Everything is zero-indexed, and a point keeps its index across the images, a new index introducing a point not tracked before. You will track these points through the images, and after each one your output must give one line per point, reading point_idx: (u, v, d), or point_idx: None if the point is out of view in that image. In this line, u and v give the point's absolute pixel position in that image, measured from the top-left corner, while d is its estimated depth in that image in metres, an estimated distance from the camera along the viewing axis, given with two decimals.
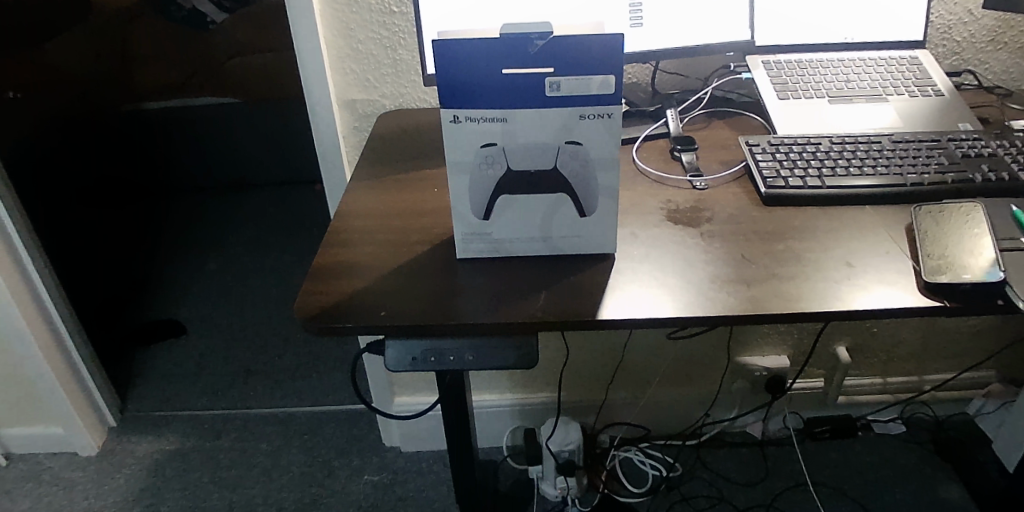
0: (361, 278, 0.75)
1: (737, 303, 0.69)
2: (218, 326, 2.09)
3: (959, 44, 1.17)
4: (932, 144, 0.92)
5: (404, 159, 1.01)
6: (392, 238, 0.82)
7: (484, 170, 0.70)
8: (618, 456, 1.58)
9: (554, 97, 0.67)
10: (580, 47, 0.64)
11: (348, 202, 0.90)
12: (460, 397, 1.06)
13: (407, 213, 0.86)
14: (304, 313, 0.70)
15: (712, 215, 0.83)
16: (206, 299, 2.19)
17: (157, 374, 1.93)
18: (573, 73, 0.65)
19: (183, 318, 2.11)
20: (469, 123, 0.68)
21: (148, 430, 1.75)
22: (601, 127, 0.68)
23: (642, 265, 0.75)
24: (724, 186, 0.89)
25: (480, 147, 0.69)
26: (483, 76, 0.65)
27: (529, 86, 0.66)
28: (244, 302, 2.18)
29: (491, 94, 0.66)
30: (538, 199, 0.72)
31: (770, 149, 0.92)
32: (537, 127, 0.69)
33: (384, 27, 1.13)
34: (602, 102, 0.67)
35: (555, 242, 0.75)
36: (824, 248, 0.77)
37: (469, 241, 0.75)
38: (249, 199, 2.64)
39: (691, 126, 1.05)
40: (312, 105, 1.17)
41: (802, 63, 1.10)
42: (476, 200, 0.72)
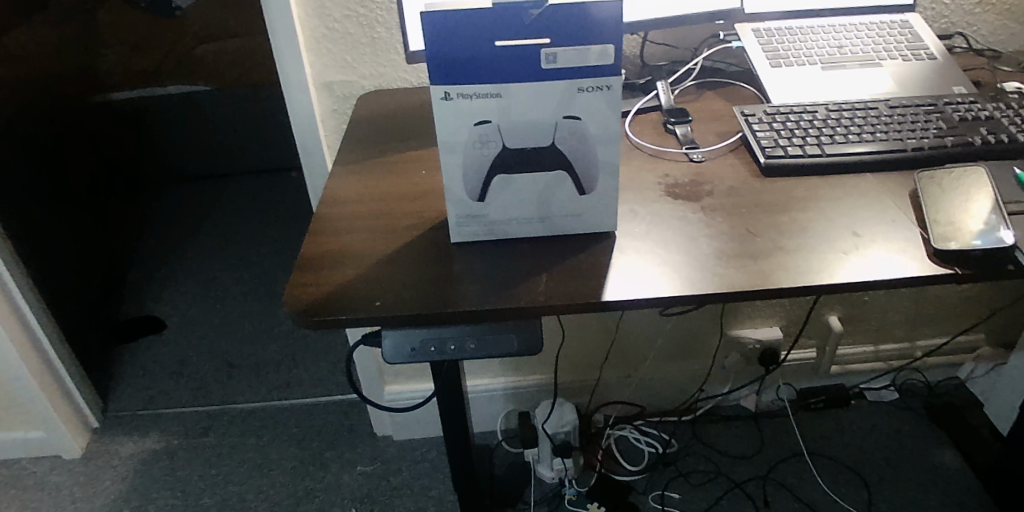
0: (354, 266, 0.72)
1: (744, 279, 0.67)
2: (200, 321, 2.04)
3: (947, 7, 1.15)
4: (929, 108, 0.91)
5: (387, 141, 0.97)
6: (383, 223, 0.78)
7: (477, 151, 0.67)
8: (613, 435, 1.58)
9: (551, 70, 0.62)
10: (577, 15, 0.59)
11: (331, 188, 0.86)
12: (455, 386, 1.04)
13: (395, 197, 0.83)
14: (296, 306, 0.68)
15: (711, 188, 0.81)
16: (187, 294, 2.14)
17: (141, 374, 1.89)
18: (570, 43, 0.61)
19: (163, 315, 2.07)
20: (461, 100, 0.64)
21: (134, 430, 1.72)
22: (600, 100, 0.64)
23: (645, 242, 0.72)
24: (721, 158, 0.87)
25: (473, 125, 0.65)
26: (477, 50, 0.61)
27: (526, 58, 0.61)
28: (225, 295, 2.13)
29: (485, 68, 0.62)
30: (536, 177, 0.68)
31: (766, 118, 0.89)
32: (532, 103, 0.64)
33: (361, 4, 1.08)
34: (601, 73, 0.62)
35: (553, 222, 0.72)
36: (829, 218, 0.75)
37: (464, 224, 0.72)
38: (221, 188, 2.58)
39: (682, 98, 1.02)
40: (288, 88, 1.13)
41: (791, 29, 1.07)
42: (471, 181, 0.68)
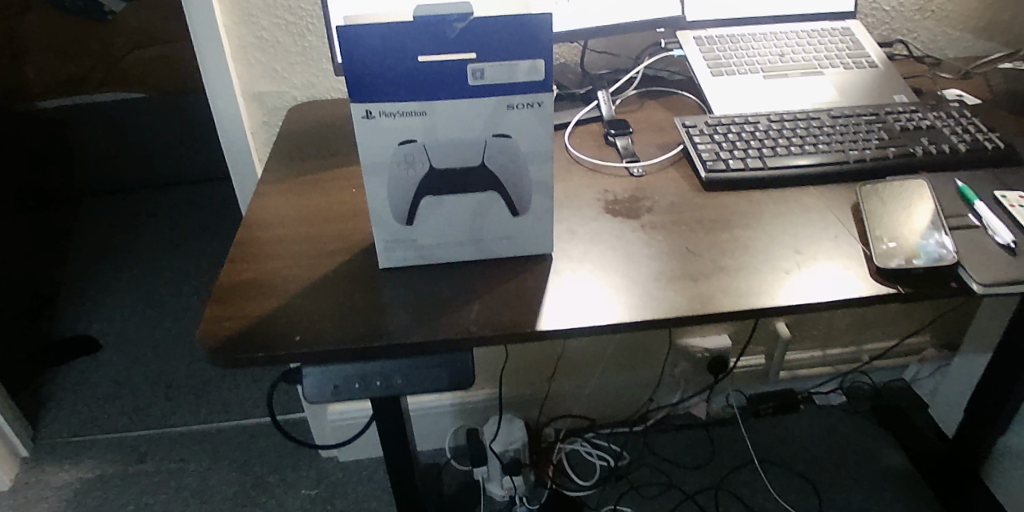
0: (275, 297, 0.67)
1: (684, 303, 0.64)
2: (136, 339, 1.94)
3: (888, 13, 1.16)
4: (870, 118, 0.90)
5: (316, 157, 0.92)
6: (307, 248, 0.73)
7: (402, 173, 0.62)
8: (564, 449, 1.55)
9: (478, 86, 0.58)
10: (503, 28, 0.55)
11: (253, 209, 0.80)
12: (399, 422, 0.98)
13: (321, 218, 0.78)
14: (209, 343, 0.62)
15: (651, 204, 0.78)
16: (121, 310, 2.03)
17: (71, 397, 1.79)
18: (498, 58, 0.57)
19: (95, 333, 1.96)
20: (383, 119, 0.59)
21: (64, 459, 1.62)
22: (531, 117, 0.60)
23: (583, 264, 0.69)
24: (662, 172, 0.84)
25: (397, 144, 0.61)
26: (398, 65, 0.57)
27: (452, 74, 0.57)
28: (162, 311, 2.03)
29: (408, 85, 0.57)
30: (466, 199, 0.64)
31: (707, 130, 0.87)
32: (459, 121, 0.60)
33: (289, 11, 1.02)
34: (532, 89, 0.58)
35: (486, 245, 0.68)
36: (771, 236, 0.72)
37: (392, 249, 0.67)
38: (159, 199, 2.46)
39: (624, 108, 0.99)
40: (214, 99, 1.07)
41: (733, 37, 1.05)
42: (397, 204, 0.64)
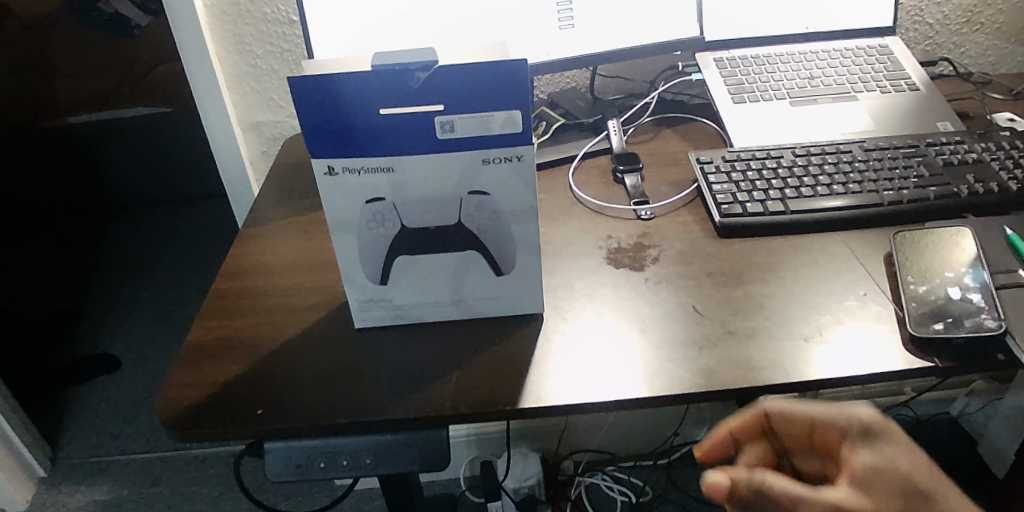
0: (242, 359, 0.62)
1: (689, 376, 0.57)
2: (155, 357, 1.93)
3: (931, 27, 1.06)
4: (909, 151, 0.81)
5: (304, 196, 0.87)
6: (283, 301, 0.68)
7: (372, 231, 0.57)
8: (584, 483, 1.47)
9: (448, 140, 0.52)
10: (473, 77, 0.49)
11: (232, 256, 0.76)
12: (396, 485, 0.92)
13: (301, 267, 0.73)
14: (167, 414, 0.57)
15: (659, 252, 0.71)
16: (143, 326, 2.03)
17: (89, 415, 1.78)
18: (469, 110, 0.51)
19: (117, 350, 1.95)
20: (348, 175, 0.54)
21: (79, 480, 1.61)
22: (510, 171, 0.54)
23: (577, 325, 0.63)
24: (673, 214, 0.77)
25: (364, 202, 0.55)
26: (359, 119, 0.51)
27: (419, 128, 0.51)
28: (181, 329, 2.01)
29: (371, 139, 0.52)
30: (443, 258, 0.58)
31: (725, 166, 0.80)
32: (431, 177, 0.54)
33: (283, 38, 0.98)
34: (509, 142, 0.52)
35: (470, 305, 0.62)
36: (790, 294, 0.65)
37: (367, 309, 0.62)
38: (184, 214, 2.47)
39: (636, 138, 0.92)
40: (209, 129, 1.03)
41: (758, 58, 0.97)
42: (369, 264, 0.59)
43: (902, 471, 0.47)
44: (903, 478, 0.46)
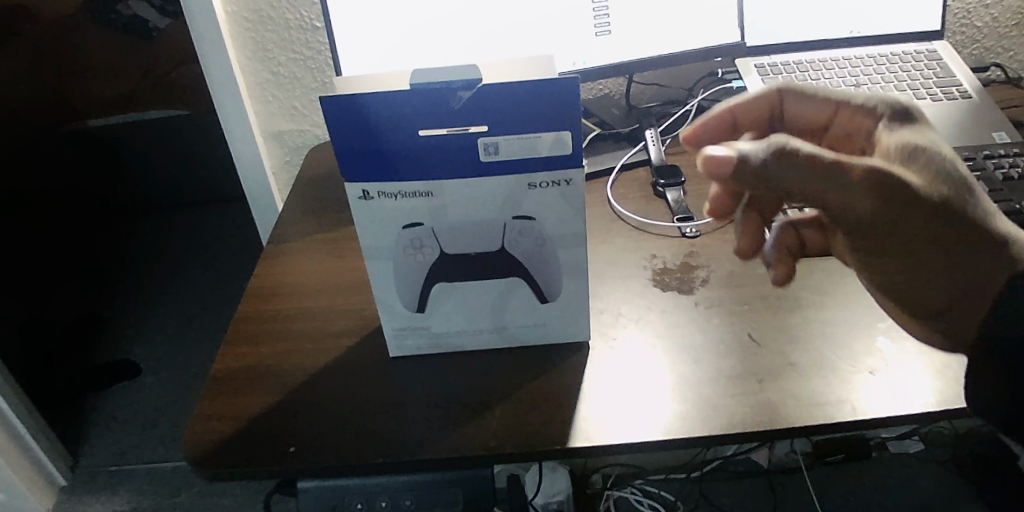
0: (273, 389, 0.59)
1: (751, 412, 0.53)
2: (176, 364, 1.91)
3: (979, 30, 1.01)
4: (965, 164, 0.77)
5: (331, 210, 0.84)
6: (313, 325, 0.66)
7: (410, 257, 0.54)
8: (613, 497, 1.43)
9: (492, 162, 0.49)
10: (519, 97, 0.46)
11: (259, 275, 0.73)
12: None
13: (332, 287, 0.70)
14: (195, 449, 0.54)
15: (707, 274, 0.68)
16: (163, 332, 2.01)
17: (110, 424, 1.76)
18: (514, 131, 0.47)
19: (137, 356, 1.94)
20: (384, 199, 0.51)
21: (102, 489, 1.59)
22: (558, 195, 0.51)
23: (624, 354, 0.59)
24: (720, 231, 0.73)
25: (401, 227, 0.52)
26: (396, 141, 0.48)
27: (461, 150, 0.48)
28: (201, 335, 2.00)
29: (410, 163, 0.49)
30: (485, 285, 0.55)
31: None
32: (473, 201, 0.51)
33: (307, 46, 0.95)
34: (557, 165, 0.49)
35: (511, 333, 0.59)
36: (851, 321, 0.61)
37: (403, 337, 0.59)
38: (205, 215, 2.47)
39: (675, 148, 0.88)
40: (231, 139, 1.00)
41: (801, 63, 0.91)
42: (406, 291, 0.56)
43: (927, 179, 0.48)
44: (924, 188, 0.48)
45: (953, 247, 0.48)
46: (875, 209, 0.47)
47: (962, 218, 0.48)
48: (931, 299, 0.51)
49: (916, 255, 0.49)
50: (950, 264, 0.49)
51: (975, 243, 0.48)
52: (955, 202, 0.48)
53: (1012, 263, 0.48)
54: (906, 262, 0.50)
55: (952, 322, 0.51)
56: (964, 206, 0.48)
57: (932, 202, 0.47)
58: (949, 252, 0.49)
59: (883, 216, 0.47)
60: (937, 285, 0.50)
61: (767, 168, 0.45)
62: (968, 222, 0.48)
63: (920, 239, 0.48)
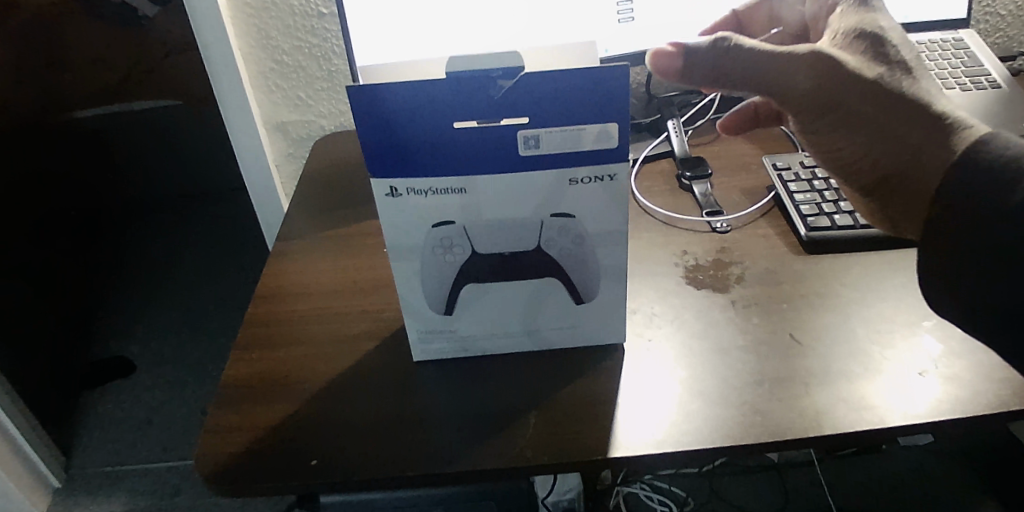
0: (290, 396, 0.56)
1: (799, 419, 0.50)
2: (171, 362, 1.87)
3: (1003, 18, 0.98)
4: None
5: (344, 205, 0.81)
6: (331, 327, 0.62)
7: (438, 258, 0.51)
8: (623, 492, 1.41)
9: (531, 157, 0.45)
10: (563, 87, 0.42)
11: (271, 274, 0.70)
12: None
13: (348, 287, 0.67)
14: (210, 463, 0.51)
15: (741, 271, 0.65)
16: (158, 328, 1.97)
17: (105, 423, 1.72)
18: (556, 124, 0.44)
19: (131, 353, 1.90)
20: (413, 196, 0.47)
21: (96, 490, 1.55)
22: (599, 191, 0.47)
23: (661, 356, 0.57)
24: (751, 225, 0.71)
25: (430, 226, 0.49)
26: (429, 134, 0.44)
27: (499, 143, 0.45)
28: (197, 331, 1.96)
29: (442, 157, 0.45)
30: (517, 287, 0.52)
31: (804, 174, 0.73)
32: (509, 199, 0.48)
33: (312, 33, 0.91)
34: (602, 160, 0.46)
35: (543, 336, 0.56)
36: (895, 320, 0.58)
37: (428, 341, 0.56)
38: (199, 208, 2.43)
39: (698, 140, 0.86)
40: (234, 133, 0.97)
41: None
42: (433, 293, 0.52)
43: (861, 61, 0.51)
44: (856, 65, 0.50)
45: (889, 114, 0.49)
46: (805, 79, 0.50)
47: (895, 90, 0.49)
48: (880, 183, 0.50)
49: (855, 126, 0.50)
50: (890, 128, 0.49)
51: (914, 115, 0.48)
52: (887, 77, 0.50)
53: (953, 130, 0.47)
54: (849, 134, 0.50)
55: (901, 201, 0.49)
56: (898, 82, 0.50)
57: (864, 76, 0.50)
58: (885, 116, 0.49)
59: (810, 78, 0.50)
60: (881, 150, 0.49)
61: (714, 60, 0.50)
62: (903, 97, 0.49)
63: (858, 109, 0.49)
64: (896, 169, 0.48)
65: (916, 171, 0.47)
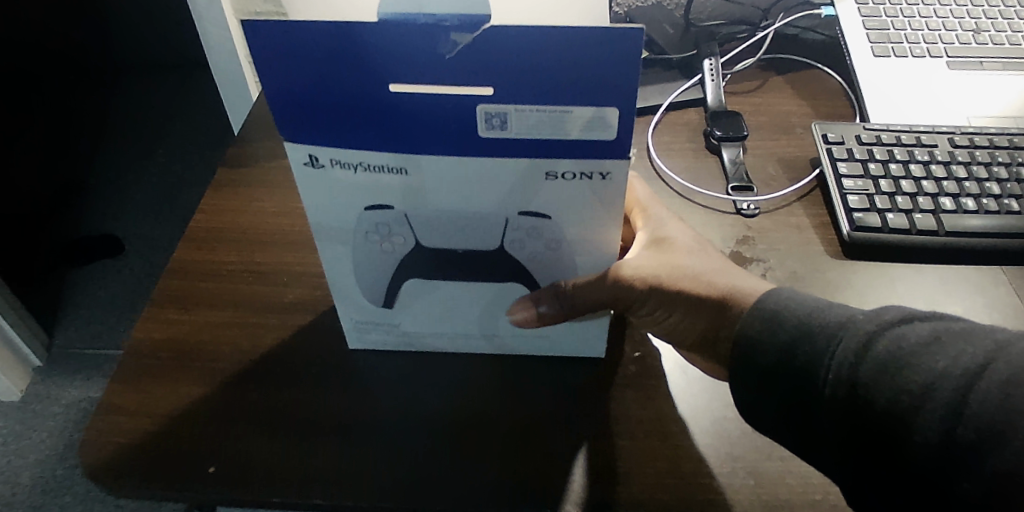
0: (200, 378, 0.47)
1: (804, 488, 0.41)
2: (164, 229, 1.57)
3: None
4: None
5: None
6: (266, 289, 0.53)
7: (376, 244, 0.41)
8: None
9: (494, 139, 0.34)
10: (542, 53, 0.31)
11: (207, 209, 0.59)
12: None
13: (293, 236, 0.56)
14: (95, 454, 0.43)
15: (762, 271, 0.54)
16: (141, 191, 1.63)
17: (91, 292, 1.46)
18: (532, 101, 0.32)
19: (108, 224, 1.57)
20: (339, 169, 0.36)
21: (75, 372, 1.33)
22: (582, 191, 0.36)
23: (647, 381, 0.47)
24: (783, 211, 0.59)
25: (363, 208, 0.38)
26: (356, 98, 0.33)
27: (453, 119, 0.33)
28: (181, 193, 1.63)
29: (373, 129, 0.34)
30: (474, 289, 0.42)
31: (860, 148, 0.60)
32: (463, 187, 0.37)
33: None
34: (590, 154, 0.34)
35: (505, 340, 0.46)
36: None
37: (365, 331, 0.46)
38: None
39: (737, 86, 0.72)
40: (198, 16, 0.83)
41: None
42: (371, 282, 0.43)
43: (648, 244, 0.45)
44: (656, 257, 0.43)
45: (693, 290, 0.42)
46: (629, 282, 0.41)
47: (694, 266, 0.43)
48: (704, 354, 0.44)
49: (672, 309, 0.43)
50: (708, 307, 0.42)
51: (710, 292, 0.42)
52: (683, 257, 0.44)
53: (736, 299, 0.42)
54: (668, 313, 0.43)
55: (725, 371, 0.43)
56: (694, 259, 0.44)
57: (662, 263, 0.43)
58: (701, 297, 0.42)
59: (632, 287, 0.41)
60: (699, 327, 0.43)
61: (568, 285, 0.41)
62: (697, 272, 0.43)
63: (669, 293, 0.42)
64: (727, 347, 0.41)
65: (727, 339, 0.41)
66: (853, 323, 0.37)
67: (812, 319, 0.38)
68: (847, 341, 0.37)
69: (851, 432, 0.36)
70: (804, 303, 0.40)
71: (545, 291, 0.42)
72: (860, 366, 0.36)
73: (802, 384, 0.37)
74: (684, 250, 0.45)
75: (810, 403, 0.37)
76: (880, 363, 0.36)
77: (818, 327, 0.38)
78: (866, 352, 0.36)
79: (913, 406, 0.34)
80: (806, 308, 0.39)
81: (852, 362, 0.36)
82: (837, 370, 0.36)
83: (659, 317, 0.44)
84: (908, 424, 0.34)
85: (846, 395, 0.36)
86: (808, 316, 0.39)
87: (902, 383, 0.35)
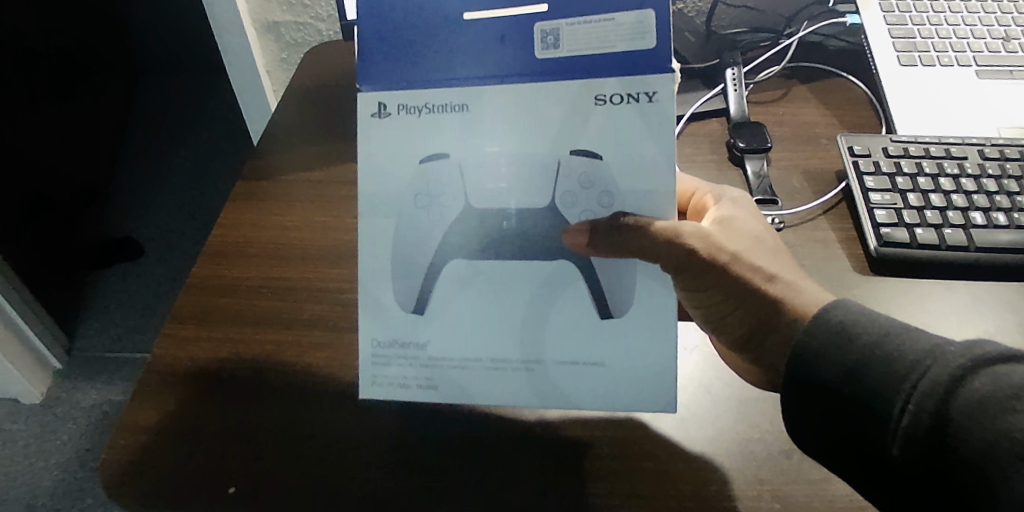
0: (220, 396, 0.47)
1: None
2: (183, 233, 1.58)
3: None
4: None
5: (323, 136, 0.67)
6: (286, 304, 0.52)
7: (424, 210, 0.43)
8: None
9: (550, 59, 0.39)
10: None
11: (228, 223, 0.59)
12: None
13: (312, 250, 0.56)
14: (113, 476, 0.43)
15: None
16: (161, 195, 1.65)
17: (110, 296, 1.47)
18: (580, 15, 0.38)
19: (128, 227, 1.58)
20: (404, 115, 0.41)
21: (95, 375, 1.34)
22: (632, 119, 0.39)
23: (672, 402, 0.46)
24: (807, 225, 0.58)
25: (419, 161, 0.42)
26: (433, 31, 0.40)
27: (512, 41, 0.39)
28: (201, 196, 1.64)
29: (444, 58, 0.40)
30: (525, 269, 0.42)
31: (886, 161, 0.59)
32: (518, 127, 0.40)
33: None
34: (633, 71, 0.39)
35: (545, 389, 0.42)
36: None
37: (392, 357, 0.44)
38: None
39: (760, 96, 0.71)
40: (218, 26, 0.83)
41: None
42: (412, 263, 0.43)
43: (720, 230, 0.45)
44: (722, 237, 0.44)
45: (756, 282, 0.43)
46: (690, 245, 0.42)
47: (765, 265, 0.44)
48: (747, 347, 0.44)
49: (728, 293, 0.43)
50: (768, 301, 0.42)
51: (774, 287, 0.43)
52: (750, 249, 0.44)
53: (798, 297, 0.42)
54: (723, 297, 0.43)
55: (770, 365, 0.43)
56: (767, 258, 0.44)
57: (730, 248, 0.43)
58: (763, 291, 0.42)
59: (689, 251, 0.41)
60: (754, 320, 0.43)
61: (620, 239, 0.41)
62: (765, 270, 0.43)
63: (733, 277, 0.43)
64: (778, 351, 0.42)
65: (784, 333, 0.41)
66: (943, 354, 0.35)
67: (897, 346, 0.37)
68: (936, 373, 0.35)
69: (930, 475, 0.34)
70: (887, 325, 0.38)
71: (602, 222, 0.41)
72: (949, 403, 0.34)
73: (857, 410, 0.36)
74: (758, 247, 0.45)
75: (877, 434, 0.36)
76: (977, 404, 0.33)
77: (897, 354, 0.36)
78: (958, 389, 0.34)
79: (1008, 457, 0.32)
80: (885, 332, 0.38)
81: (943, 397, 0.34)
82: (920, 404, 0.34)
83: (709, 300, 0.44)
84: (994, 473, 0.32)
85: (928, 433, 0.34)
86: (891, 342, 0.37)
87: (999, 430, 0.32)
